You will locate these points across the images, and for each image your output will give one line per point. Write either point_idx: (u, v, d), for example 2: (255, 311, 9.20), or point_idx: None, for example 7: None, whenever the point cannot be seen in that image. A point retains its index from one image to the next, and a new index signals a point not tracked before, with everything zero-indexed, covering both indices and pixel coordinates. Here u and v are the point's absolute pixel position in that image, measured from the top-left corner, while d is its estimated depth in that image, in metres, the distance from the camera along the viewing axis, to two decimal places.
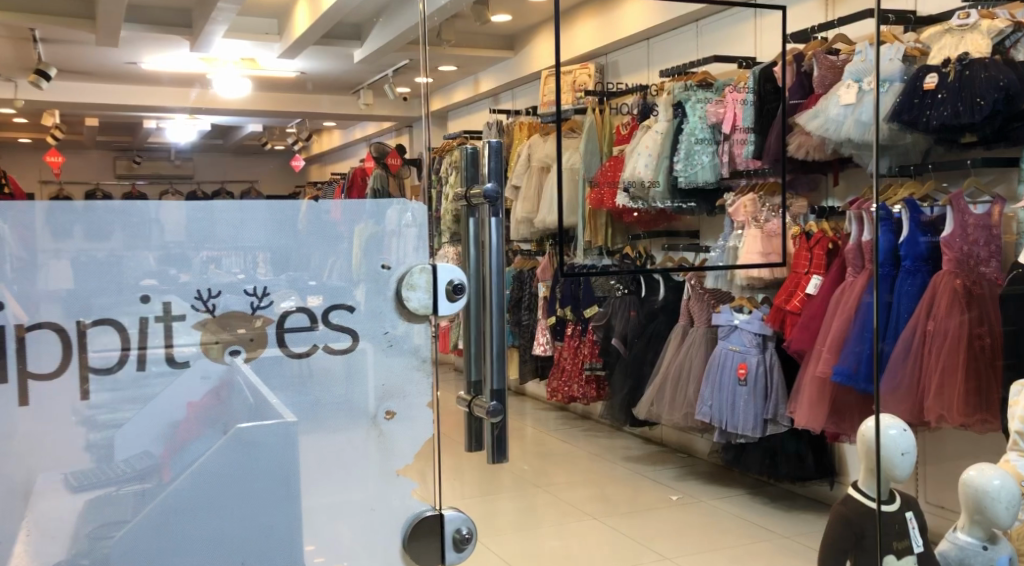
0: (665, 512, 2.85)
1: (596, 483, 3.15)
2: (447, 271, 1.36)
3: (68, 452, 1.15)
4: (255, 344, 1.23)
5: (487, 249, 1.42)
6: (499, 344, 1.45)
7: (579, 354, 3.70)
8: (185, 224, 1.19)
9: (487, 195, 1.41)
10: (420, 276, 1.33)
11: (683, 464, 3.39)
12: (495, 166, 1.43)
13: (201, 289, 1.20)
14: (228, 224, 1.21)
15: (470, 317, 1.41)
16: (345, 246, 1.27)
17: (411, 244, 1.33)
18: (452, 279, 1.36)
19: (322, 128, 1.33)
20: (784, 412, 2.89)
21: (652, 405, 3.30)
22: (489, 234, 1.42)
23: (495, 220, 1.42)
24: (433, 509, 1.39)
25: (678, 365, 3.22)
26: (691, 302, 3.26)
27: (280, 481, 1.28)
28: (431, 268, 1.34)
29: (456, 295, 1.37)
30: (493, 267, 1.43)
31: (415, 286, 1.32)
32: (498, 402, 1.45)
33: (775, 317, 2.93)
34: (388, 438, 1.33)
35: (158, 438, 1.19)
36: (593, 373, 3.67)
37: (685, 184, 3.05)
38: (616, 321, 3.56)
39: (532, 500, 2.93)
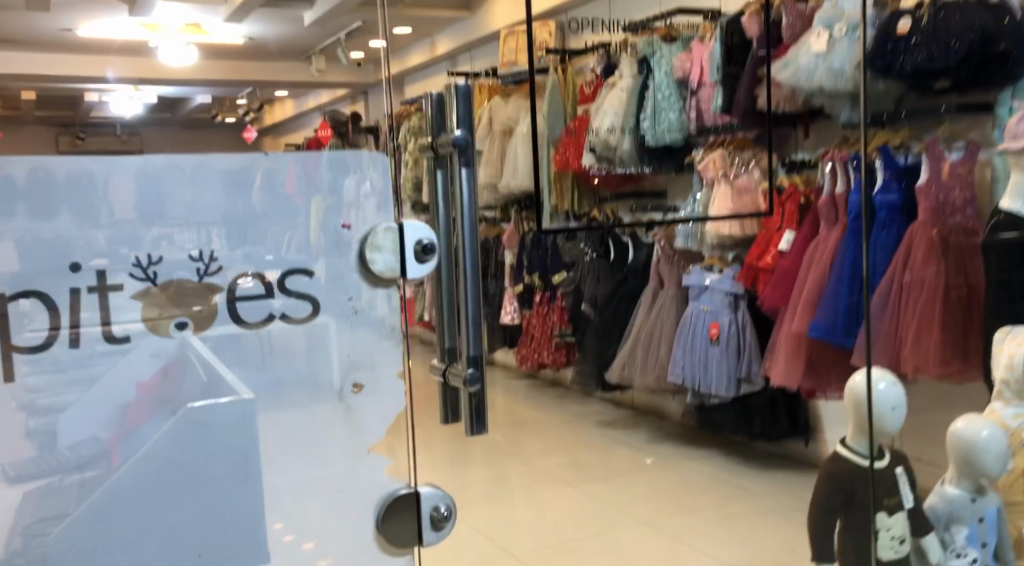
0: (641, 476, 2.82)
1: (568, 450, 3.10)
2: (409, 229, 1.42)
3: (11, 440, 1.21)
4: (202, 317, 1.29)
5: (455, 204, 1.49)
6: (470, 308, 1.53)
7: (548, 321, 3.64)
8: (134, 200, 1.26)
9: (455, 144, 1.51)
10: (369, 247, 1.40)
11: (656, 428, 3.36)
12: (463, 114, 1.54)
13: (141, 257, 1.26)
14: (181, 200, 1.28)
15: (440, 280, 1.48)
16: (312, 211, 1.35)
17: (366, 208, 1.40)
18: (418, 240, 1.43)
19: (274, 99, 1.51)
20: (757, 370, 2.86)
21: (624, 368, 3.29)
22: (459, 186, 1.51)
23: (465, 171, 1.53)
24: (406, 488, 1.47)
25: (649, 328, 3.19)
26: (659, 265, 3.22)
27: (237, 467, 1.34)
28: (384, 239, 1.41)
29: (423, 255, 1.44)
30: (462, 220, 1.50)
31: (381, 247, 1.40)
32: (475, 368, 1.56)
33: (747, 276, 2.88)
34: (356, 412, 1.40)
35: (102, 421, 1.25)
36: (563, 339, 3.65)
37: (653, 143, 3.09)
38: (584, 286, 3.50)
39: (503, 468, 2.88)
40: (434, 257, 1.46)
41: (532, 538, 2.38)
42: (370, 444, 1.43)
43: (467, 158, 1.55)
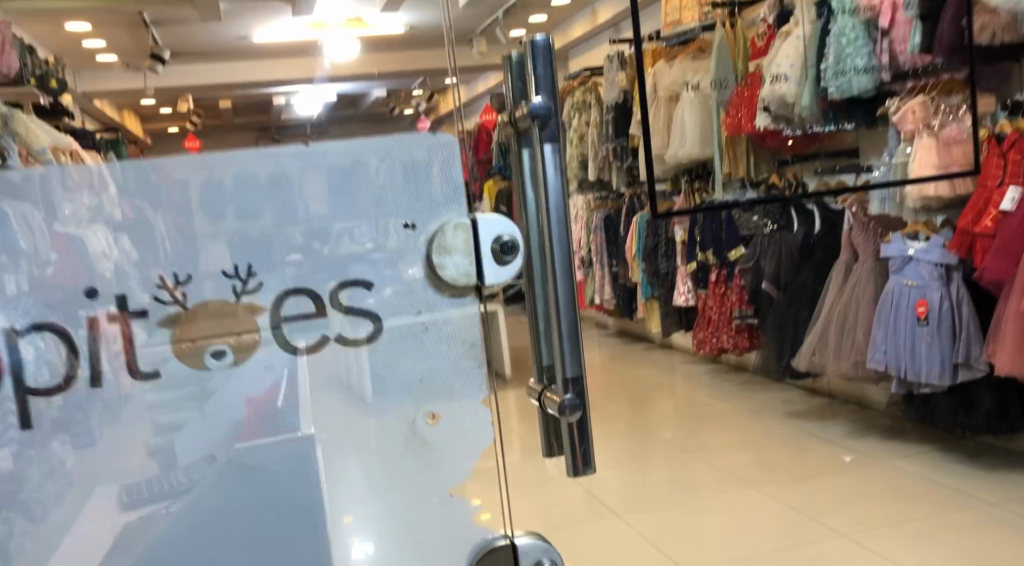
0: (841, 477, 2.51)
1: (755, 446, 2.82)
2: (493, 222, 1.02)
3: (127, 462, 0.98)
4: (242, 342, 0.97)
5: (548, 179, 1.05)
6: (570, 315, 1.08)
7: (726, 302, 3.38)
8: (327, 194, 0.97)
9: (534, 116, 1.03)
10: (453, 252, 1.01)
11: (857, 417, 3.00)
12: (547, 75, 1.05)
13: (166, 275, 0.95)
14: (369, 192, 0.98)
15: (533, 274, 1.05)
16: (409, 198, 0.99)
17: (431, 213, 1.00)
18: (497, 237, 1.02)
19: (444, 86, 1.09)
20: (978, 353, 2.46)
21: (813, 354, 2.93)
22: (548, 165, 1.05)
23: (552, 145, 1.05)
24: (503, 538, 1.08)
25: (842, 309, 2.83)
26: (852, 234, 2.85)
27: (296, 511, 1.02)
28: (461, 250, 1.01)
29: (505, 256, 1.03)
30: (559, 208, 1.06)
31: (449, 250, 1.01)
32: (576, 395, 1.08)
33: (959, 242, 2.50)
34: (431, 450, 1.03)
35: (222, 438, 0.99)
36: (743, 322, 3.33)
37: (838, 95, 2.73)
38: (765, 262, 3.21)
39: (684, 468, 2.67)
40: (528, 246, 1.05)
41: (717, 540, 2.21)
42: (454, 484, 1.04)
43: (556, 130, 1.06)
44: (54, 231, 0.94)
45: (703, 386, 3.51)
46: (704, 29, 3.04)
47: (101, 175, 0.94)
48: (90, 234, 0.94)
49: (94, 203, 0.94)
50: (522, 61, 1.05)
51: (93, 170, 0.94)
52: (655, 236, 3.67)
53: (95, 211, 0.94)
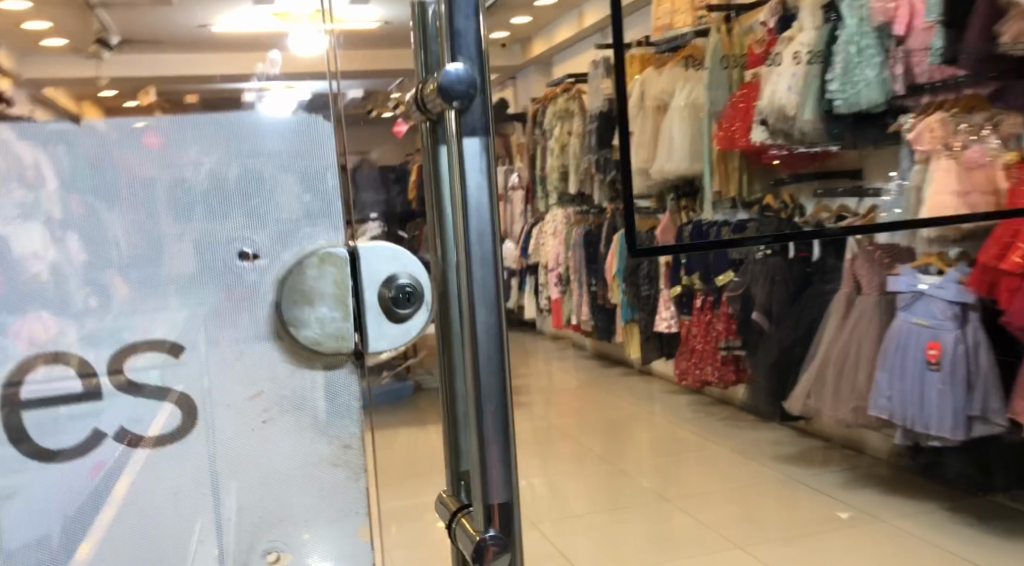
0: (837, 537, 2.28)
1: (741, 494, 2.60)
2: (383, 261, 0.93)
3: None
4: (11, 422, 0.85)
5: (472, 198, 0.95)
6: (492, 363, 0.96)
7: (712, 330, 3.18)
8: (282, 196, 0.90)
9: (447, 92, 0.93)
10: (329, 299, 0.92)
11: (852, 466, 2.78)
12: (469, 37, 0.96)
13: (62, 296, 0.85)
14: (305, 197, 0.90)
15: (450, 315, 0.98)
16: (295, 270, 0.90)
17: (304, 278, 0.90)
18: (384, 289, 0.94)
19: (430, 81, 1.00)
20: (996, 407, 2.27)
21: (809, 398, 2.78)
22: (469, 179, 0.95)
23: (471, 139, 0.94)
24: None
25: (842, 346, 2.64)
26: (856, 263, 2.63)
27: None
28: (332, 298, 0.92)
29: (401, 308, 0.94)
30: (483, 234, 0.95)
31: (320, 293, 0.91)
32: (499, 516, 0.96)
33: (979, 279, 2.30)
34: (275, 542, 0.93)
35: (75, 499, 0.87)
36: (730, 352, 3.15)
37: (844, 107, 2.59)
38: (756, 289, 3.00)
39: (665, 519, 2.44)
40: (442, 289, 0.97)
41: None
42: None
43: (473, 112, 0.95)
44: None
45: (684, 421, 3.29)
46: (698, 34, 2.88)
47: (38, 168, 0.84)
48: (24, 231, 0.84)
49: (31, 200, 0.84)
50: (440, 24, 0.97)
51: (26, 161, 0.84)
52: (634, 274, 3.40)
53: (32, 208, 0.84)
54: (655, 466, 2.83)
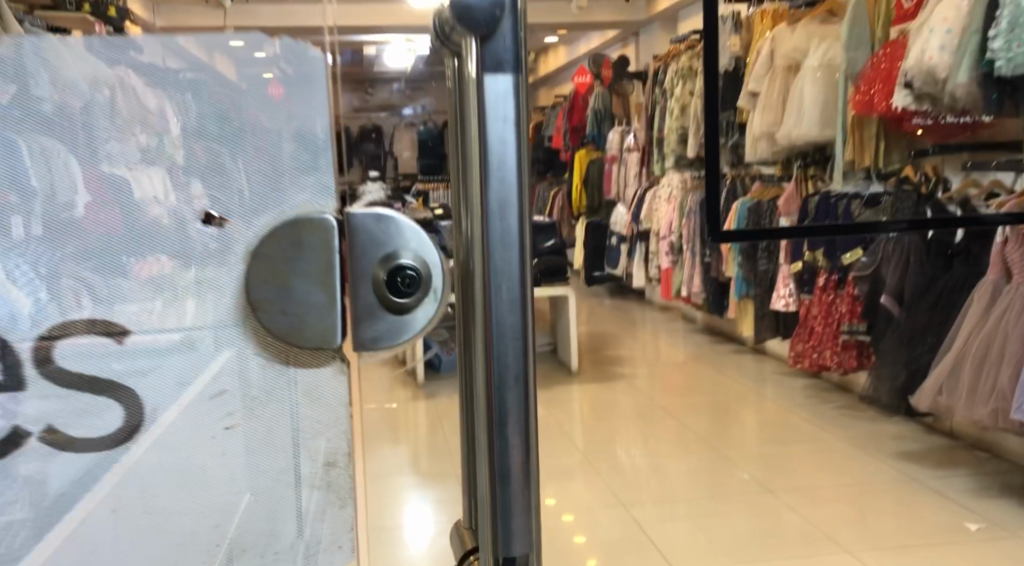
0: (962, 552, 2.07)
1: (854, 493, 2.40)
2: (377, 228, 0.64)
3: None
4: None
5: (495, 156, 0.64)
6: (520, 392, 0.67)
7: (834, 312, 2.98)
8: (275, 134, 0.61)
9: (463, 12, 0.63)
10: (310, 280, 0.62)
11: (983, 471, 2.53)
12: None
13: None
14: (308, 141, 0.62)
15: (471, 325, 0.67)
16: (270, 247, 0.62)
17: (275, 255, 0.62)
18: (384, 269, 0.64)
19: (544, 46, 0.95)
20: None
21: (938, 395, 2.54)
22: (492, 127, 0.63)
23: (495, 72, 0.63)
24: None
25: (982, 341, 2.38)
26: (1007, 248, 2.34)
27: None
28: (316, 280, 0.62)
29: (402, 296, 0.64)
30: (505, 210, 0.65)
31: (300, 270, 0.63)
32: None
33: None
34: None
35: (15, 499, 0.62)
36: (853, 336, 2.94)
37: (1006, 69, 2.22)
38: (887, 272, 2.78)
39: (767, 515, 2.28)
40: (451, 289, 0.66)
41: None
42: None
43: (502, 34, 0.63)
44: (88, 169, 0.60)
45: (795, 404, 3.08)
46: None
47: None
48: None
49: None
50: None
51: None
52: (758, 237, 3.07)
53: None
54: (762, 456, 2.65)
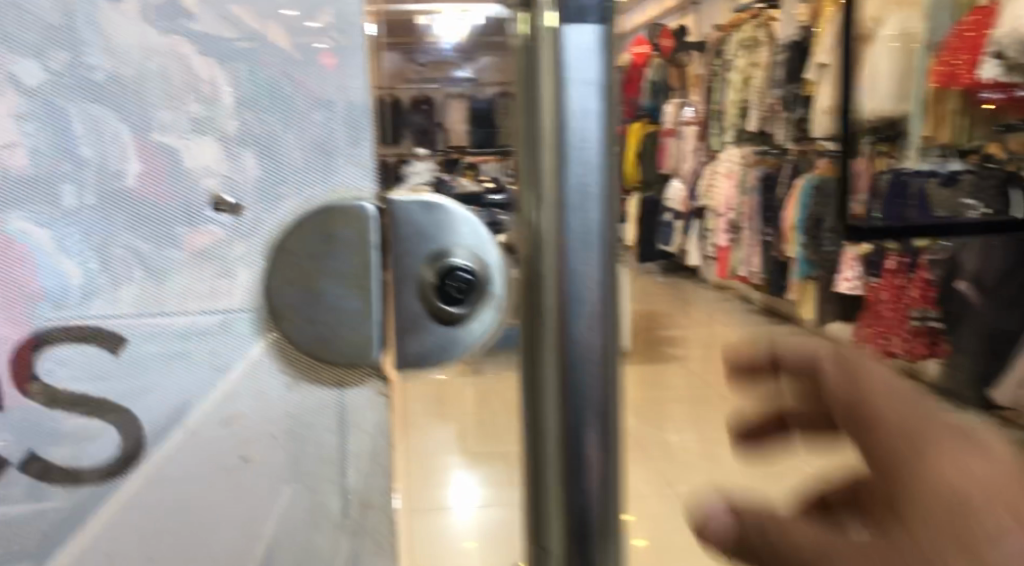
0: None
1: None
2: (422, 217, 0.55)
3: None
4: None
5: (574, 132, 0.51)
6: (598, 424, 0.55)
7: (904, 297, 2.81)
8: (316, 113, 0.56)
9: None
10: (344, 282, 0.55)
11: None
12: None
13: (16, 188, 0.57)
14: (350, 117, 0.56)
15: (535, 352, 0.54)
16: (299, 238, 0.56)
17: (303, 253, 0.56)
18: (433, 272, 0.55)
19: None
20: None
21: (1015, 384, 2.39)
22: (572, 108, 0.51)
23: (579, 43, 0.51)
24: None
25: None
26: None
27: None
28: (351, 280, 0.55)
29: (456, 298, 0.56)
30: (590, 207, 0.52)
31: (337, 273, 0.55)
32: None
33: None
34: None
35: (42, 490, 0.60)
36: (923, 323, 2.76)
37: None
38: (966, 256, 2.62)
39: None
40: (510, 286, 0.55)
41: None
42: None
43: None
44: (140, 139, 0.56)
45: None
46: None
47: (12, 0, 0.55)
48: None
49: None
50: None
51: None
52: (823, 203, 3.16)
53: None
54: None
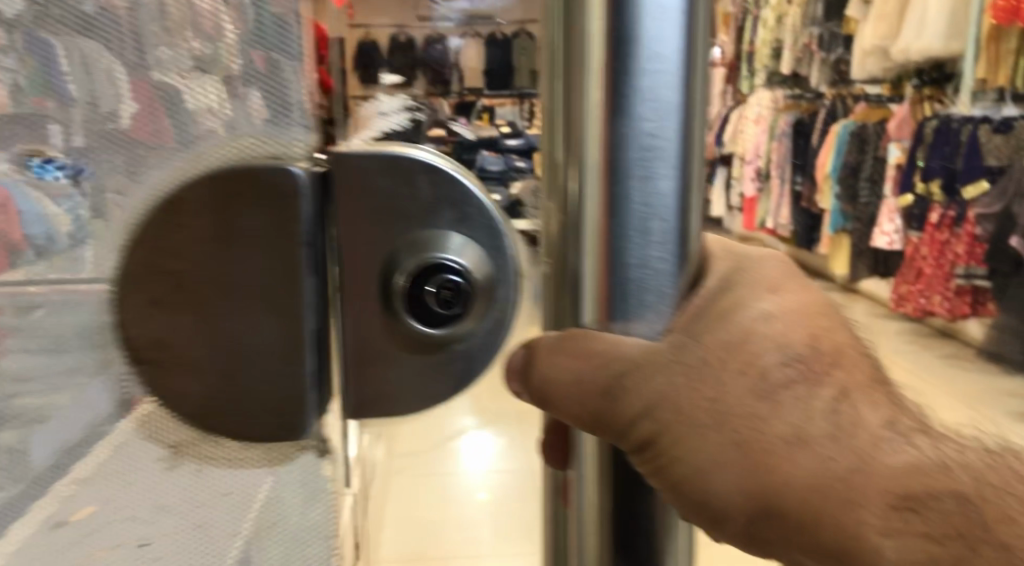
0: None
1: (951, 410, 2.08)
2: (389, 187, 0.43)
3: None
4: None
5: (645, 33, 0.36)
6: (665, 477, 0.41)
7: (947, 253, 2.69)
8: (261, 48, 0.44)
9: None
10: (251, 305, 0.43)
11: None
12: None
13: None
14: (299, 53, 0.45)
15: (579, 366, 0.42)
16: (187, 238, 0.42)
17: (198, 261, 0.42)
18: (405, 272, 0.43)
19: None
20: None
21: None
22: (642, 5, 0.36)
23: None
24: None
25: None
26: None
27: None
28: (264, 304, 0.43)
29: (441, 312, 0.43)
30: (660, 154, 0.37)
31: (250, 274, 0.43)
32: None
33: None
34: None
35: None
36: (968, 280, 2.66)
37: None
38: (1018, 205, 2.46)
39: None
40: (547, 265, 0.42)
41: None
42: None
43: None
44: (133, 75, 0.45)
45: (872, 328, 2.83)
46: None
47: None
48: None
49: None
50: None
51: None
52: (858, 151, 3.07)
53: None
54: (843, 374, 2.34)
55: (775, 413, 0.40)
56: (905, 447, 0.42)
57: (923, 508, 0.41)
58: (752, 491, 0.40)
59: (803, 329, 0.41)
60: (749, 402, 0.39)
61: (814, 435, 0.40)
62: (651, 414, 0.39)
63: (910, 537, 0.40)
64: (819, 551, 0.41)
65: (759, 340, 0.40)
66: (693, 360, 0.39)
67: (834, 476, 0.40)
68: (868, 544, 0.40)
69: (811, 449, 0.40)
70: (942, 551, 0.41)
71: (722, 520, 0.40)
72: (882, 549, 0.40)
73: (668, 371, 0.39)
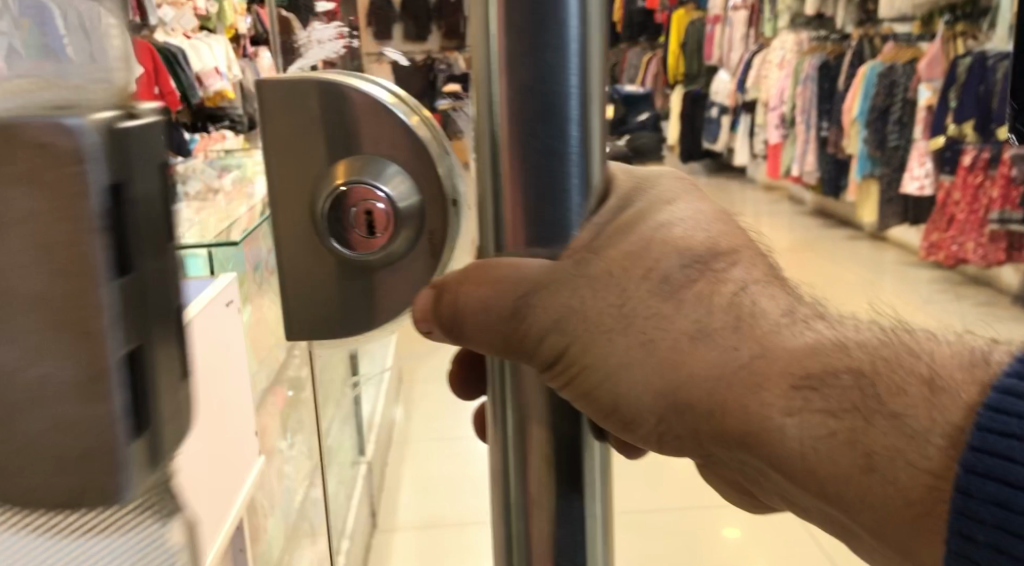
0: None
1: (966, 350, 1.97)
2: (315, 118, 0.44)
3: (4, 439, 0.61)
4: None
5: None
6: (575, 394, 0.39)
7: (982, 196, 2.61)
8: None
9: None
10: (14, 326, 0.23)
11: None
12: None
13: None
14: None
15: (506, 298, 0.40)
16: None
17: None
18: (329, 196, 0.43)
19: None
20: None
21: None
22: None
23: None
24: None
25: None
26: None
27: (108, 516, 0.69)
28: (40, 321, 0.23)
29: (370, 237, 0.43)
30: (558, 85, 0.35)
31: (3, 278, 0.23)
32: None
33: None
34: None
35: None
36: (1003, 225, 2.55)
37: None
38: None
39: None
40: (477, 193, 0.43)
41: (795, 541, 1.48)
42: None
43: None
44: None
45: (880, 277, 2.70)
46: None
47: None
48: None
49: None
50: None
51: None
52: (886, 94, 2.95)
53: None
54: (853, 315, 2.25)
55: (673, 309, 0.39)
56: (804, 331, 0.40)
57: (826, 387, 0.38)
58: (659, 384, 0.39)
59: (702, 232, 0.41)
60: (652, 304, 0.39)
61: (713, 325, 0.39)
62: (558, 328, 0.38)
63: (812, 415, 0.38)
64: (725, 438, 0.38)
65: (664, 249, 0.40)
66: (595, 273, 0.38)
67: (733, 359, 0.38)
68: (767, 424, 0.38)
69: (712, 339, 0.39)
70: (843, 427, 0.37)
71: (636, 423, 0.39)
72: (785, 429, 0.38)
73: (573, 283, 0.38)
